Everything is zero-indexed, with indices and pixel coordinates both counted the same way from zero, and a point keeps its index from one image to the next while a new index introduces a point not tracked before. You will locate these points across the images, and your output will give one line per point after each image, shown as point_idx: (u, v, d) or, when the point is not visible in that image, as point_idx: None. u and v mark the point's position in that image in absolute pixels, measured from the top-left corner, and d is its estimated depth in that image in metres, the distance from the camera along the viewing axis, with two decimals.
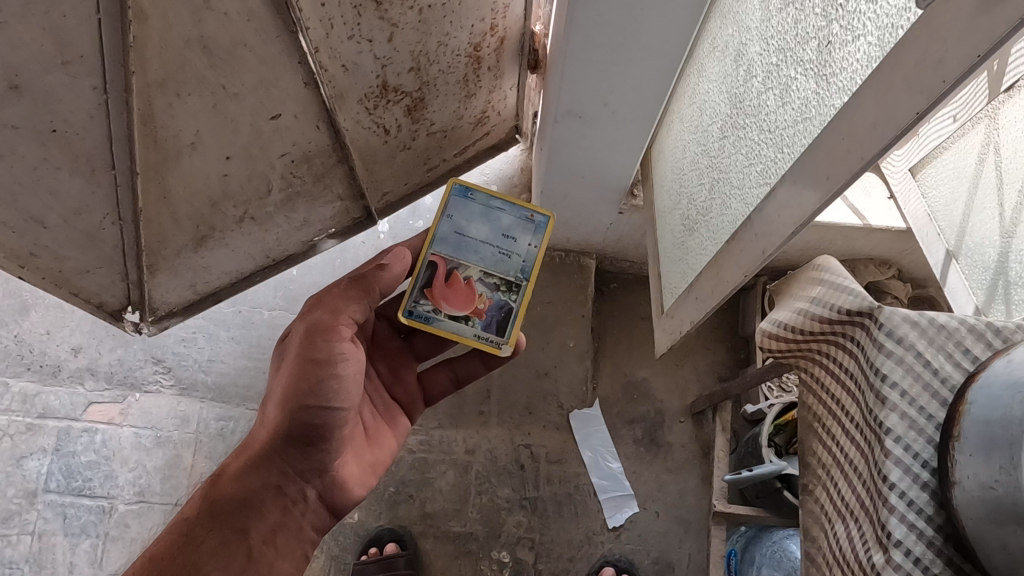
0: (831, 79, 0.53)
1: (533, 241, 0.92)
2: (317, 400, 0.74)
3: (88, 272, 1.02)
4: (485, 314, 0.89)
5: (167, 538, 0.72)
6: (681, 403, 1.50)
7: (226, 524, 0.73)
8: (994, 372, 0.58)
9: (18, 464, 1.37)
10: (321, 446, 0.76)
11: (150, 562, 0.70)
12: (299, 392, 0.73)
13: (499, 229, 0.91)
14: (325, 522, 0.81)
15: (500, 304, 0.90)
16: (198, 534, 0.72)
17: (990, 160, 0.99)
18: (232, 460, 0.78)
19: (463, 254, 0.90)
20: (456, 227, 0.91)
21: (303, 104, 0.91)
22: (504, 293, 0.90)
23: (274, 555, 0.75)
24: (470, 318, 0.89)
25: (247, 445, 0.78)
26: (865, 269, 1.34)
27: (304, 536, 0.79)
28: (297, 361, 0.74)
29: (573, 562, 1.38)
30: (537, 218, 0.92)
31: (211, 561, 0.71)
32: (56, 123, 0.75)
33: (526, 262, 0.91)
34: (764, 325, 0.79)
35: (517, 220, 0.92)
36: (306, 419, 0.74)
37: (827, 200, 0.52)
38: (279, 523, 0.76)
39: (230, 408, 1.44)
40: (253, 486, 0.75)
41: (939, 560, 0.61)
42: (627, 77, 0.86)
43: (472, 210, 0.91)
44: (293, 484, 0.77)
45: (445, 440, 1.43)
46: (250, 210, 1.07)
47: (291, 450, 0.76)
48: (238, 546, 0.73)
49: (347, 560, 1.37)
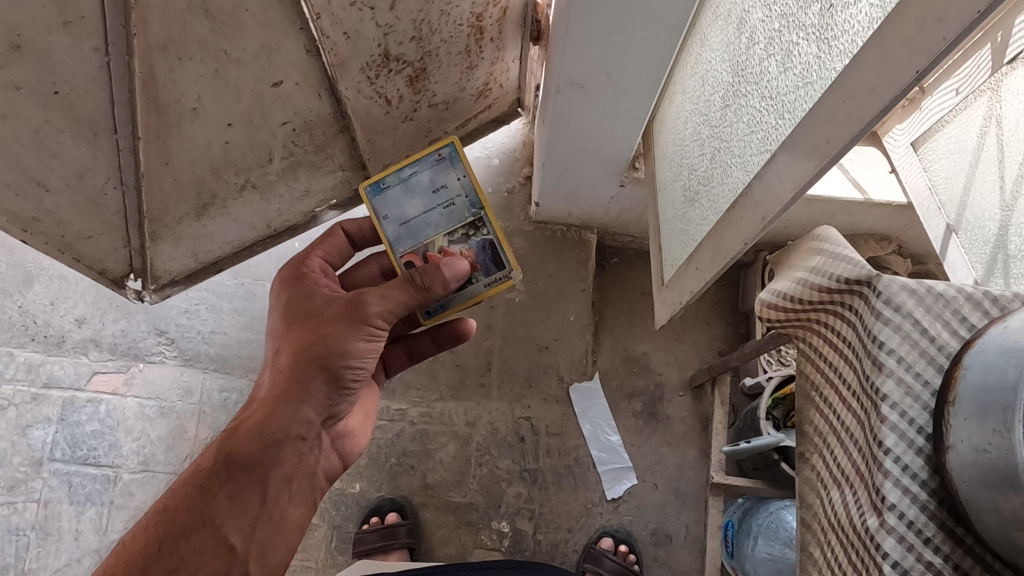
0: (832, 43, 0.53)
1: (459, 173, 0.92)
2: (356, 361, 0.77)
3: (90, 238, 1.03)
4: (478, 262, 0.90)
5: (177, 491, 0.71)
6: (680, 377, 1.51)
7: (243, 475, 0.72)
8: (990, 338, 0.58)
9: (24, 433, 1.39)
10: (343, 398, 0.81)
11: (163, 515, 0.69)
12: (340, 352, 0.76)
13: (426, 189, 0.92)
14: (332, 470, 0.85)
15: (484, 244, 0.90)
16: (213, 486, 0.71)
17: (992, 133, 0.99)
18: (243, 415, 0.77)
19: (423, 235, 0.91)
20: (398, 220, 0.92)
21: (304, 72, 0.91)
22: (473, 232, 0.91)
23: (288, 501, 0.76)
24: (471, 277, 0.89)
25: (260, 398, 0.78)
26: (866, 244, 1.34)
27: (314, 483, 0.80)
28: (336, 323, 0.77)
29: (572, 533, 1.40)
30: (445, 152, 0.92)
31: (227, 511, 0.70)
32: (58, 85, 0.75)
33: (470, 196, 0.91)
34: (764, 295, 0.79)
35: (433, 169, 0.92)
36: (340, 376, 0.78)
37: (826, 164, 0.52)
38: (295, 472, 0.77)
39: (232, 379, 1.45)
40: (274, 440, 0.75)
41: (933, 523, 0.63)
42: (629, 47, 0.86)
43: (393, 195, 0.92)
44: (313, 435, 0.79)
45: (445, 412, 1.45)
46: (251, 179, 1.07)
47: (317, 403, 0.78)
48: (254, 494, 0.72)
49: (349, 529, 1.40)
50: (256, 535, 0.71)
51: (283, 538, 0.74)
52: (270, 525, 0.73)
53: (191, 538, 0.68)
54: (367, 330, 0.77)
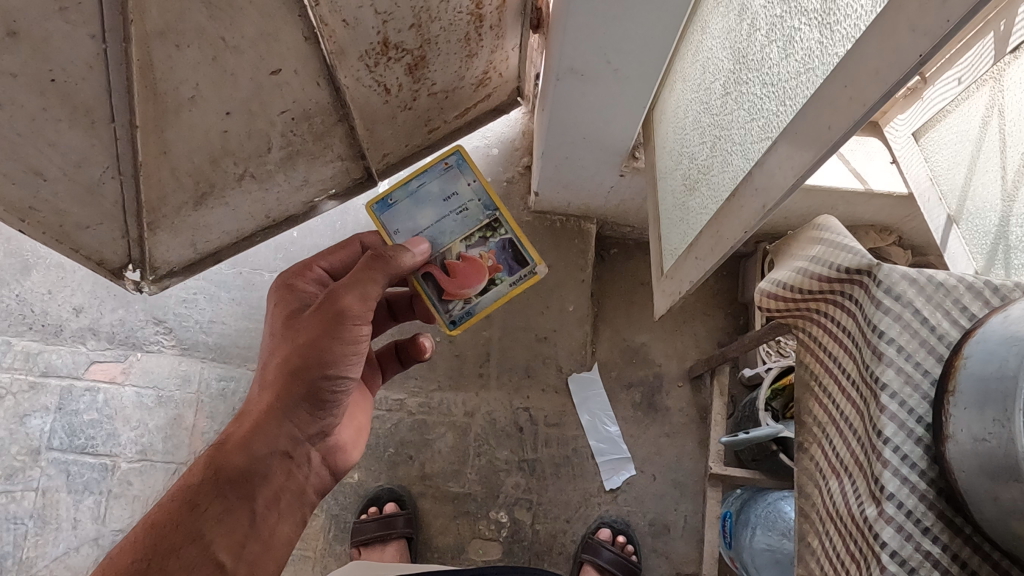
0: (835, 28, 0.53)
1: (469, 179, 0.95)
2: (336, 370, 0.76)
3: (88, 227, 1.03)
4: (500, 263, 0.93)
5: (166, 506, 0.71)
6: (679, 367, 1.50)
7: (231, 490, 0.72)
8: (991, 327, 0.58)
9: (22, 422, 1.39)
10: (329, 410, 0.80)
11: (152, 531, 0.69)
12: (317, 360, 0.75)
13: (437, 198, 0.94)
14: (323, 485, 0.84)
15: (501, 243, 0.93)
16: (202, 501, 0.71)
17: (994, 123, 0.99)
18: (231, 429, 0.77)
19: (439, 242, 0.92)
20: (409, 231, 0.92)
21: (303, 60, 0.90)
22: (491, 234, 0.93)
23: (277, 517, 0.76)
24: (494, 278, 0.93)
25: (249, 413, 0.77)
26: (866, 235, 1.34)
27: (304, 496, 0.80)
28: (314, 332, 0.75)
29: (570, 523, 1.41)
30: (452, 161, 0.94)
31: (215, 528, 0.70)
32: (55, 72, 0.75)
33: (482, 199, 0.94)
34: (763, 284, 0.79)
35: (441, 179, 0.94)
36: (322, 387, 0.76)
37: (827, 152, 0.52)
38: (283, 486, 0.77)
39: (231, 368, 1.45)
40: (261, 454, 0.75)
41: (932, 512, 0.62)
42: (630, 35, 0.85)
43: (406, 208, 0.93)
44: (299, 449, 0.78)
45: (444, 403, 1.44)
46: (250, 167, 1.07)
47: (301, 415, 0.77)
48: (243, 510, 0.72)
49: (347, 518, 1.40)
50: (245, 551, 0.71)
51: (271, 554, 0.74)
52: (258, 543, 0.73)
53: (180, 555, 0.68)
54: (346, 336, 0.75)
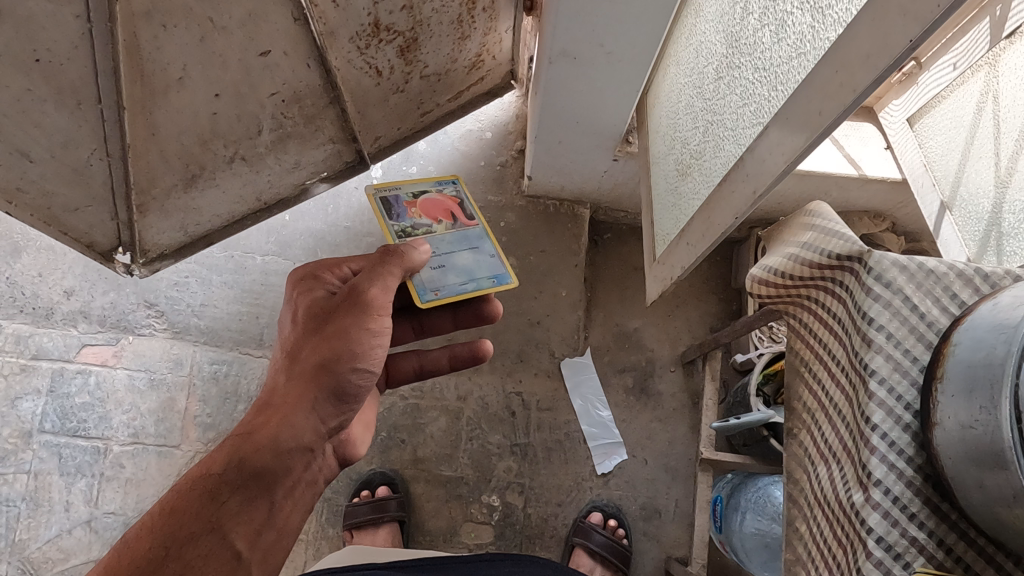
0: (827, 12, 0.52)
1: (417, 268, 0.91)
2: (365, 364, 0.77)
3: (76, 209, 1.02)
4: (403, 209, 0.99)
5: (184, 491, 0.67)
6: (672, 353, 1.51)
7: (255, 481, 0.69)
8: (981, 314, 0.58)
9: (13, 405, 1.39)
10: (350, 406, 0.79)
11: (170, 516, 0.65)
12: (350, 354, 0.76)
13: (448, 262, 0.94)
14: (332, 475, 0.82)
15: (402, 215, 0.98)
16: (224, 491, 0.67)
17: (989, 108, 0.98)
18: (255, 419, 0.73)
19: (455, 231, 0.98)
20: (473, 253, 0.97)
21: (292, 42, 0.89)
22: (406, 227, 0.96)
23: (291, 506, 0.72)
24: (411, 198, 1.01)
25: (272, 403, 0.74)
26: (860, 221, 1.33)
27: (316, 489, 0.78)
28: (345, 324, 0.76)
29: (561, 507, 1.41)
30: (433, 294, 0.90)
31: (235, 517, 0.67)
32: (39, 52, 0.74)
33: None
34: (752, 270, 0.77)
35: (444, 278, 0.92)
36: (351, 381, 0.77)
37: (818, 136, 0.51)
38: (301, 478, 0.74)
39: (222, 351, 1.45)
40: (287, 449, 0.72)
41: (918, 499, 0.63)
42: (623, 18, 0.84)
43: (477, 272, 0.95)
44: (321, 445, 0.76)
45: (436, 386, 1.44)
46: (240, 150, 1.06)
47: (327, 409, 0.76)
48: (264, 502, 0.69)
49: (339, 502, 1.40)
50: (260, 539, 0.69)
51: (283, 543, 0.71)
52: (273, 532, 0.70)
53: (198, 543, 0.64)
54: (373, 329, 0.77)
